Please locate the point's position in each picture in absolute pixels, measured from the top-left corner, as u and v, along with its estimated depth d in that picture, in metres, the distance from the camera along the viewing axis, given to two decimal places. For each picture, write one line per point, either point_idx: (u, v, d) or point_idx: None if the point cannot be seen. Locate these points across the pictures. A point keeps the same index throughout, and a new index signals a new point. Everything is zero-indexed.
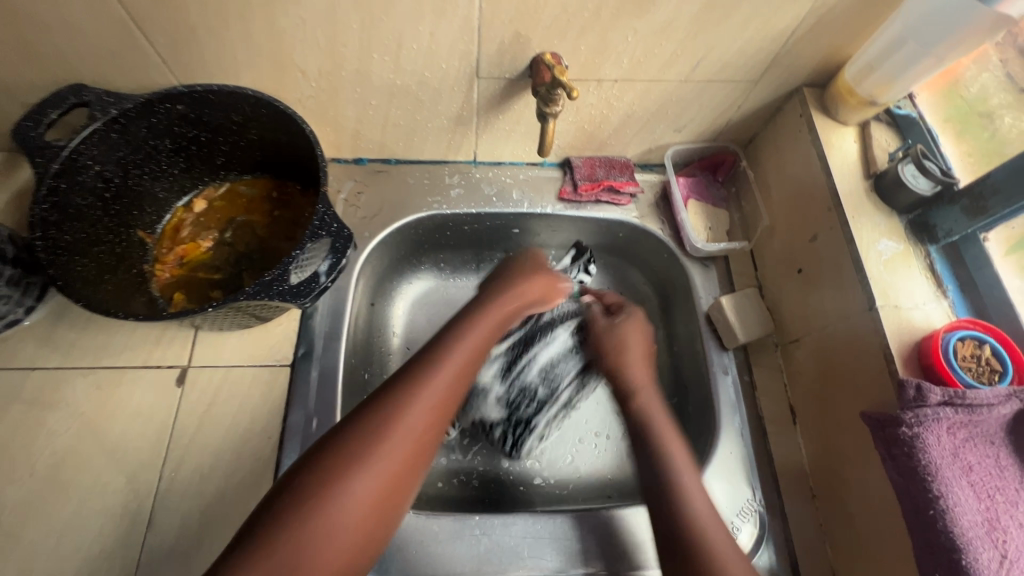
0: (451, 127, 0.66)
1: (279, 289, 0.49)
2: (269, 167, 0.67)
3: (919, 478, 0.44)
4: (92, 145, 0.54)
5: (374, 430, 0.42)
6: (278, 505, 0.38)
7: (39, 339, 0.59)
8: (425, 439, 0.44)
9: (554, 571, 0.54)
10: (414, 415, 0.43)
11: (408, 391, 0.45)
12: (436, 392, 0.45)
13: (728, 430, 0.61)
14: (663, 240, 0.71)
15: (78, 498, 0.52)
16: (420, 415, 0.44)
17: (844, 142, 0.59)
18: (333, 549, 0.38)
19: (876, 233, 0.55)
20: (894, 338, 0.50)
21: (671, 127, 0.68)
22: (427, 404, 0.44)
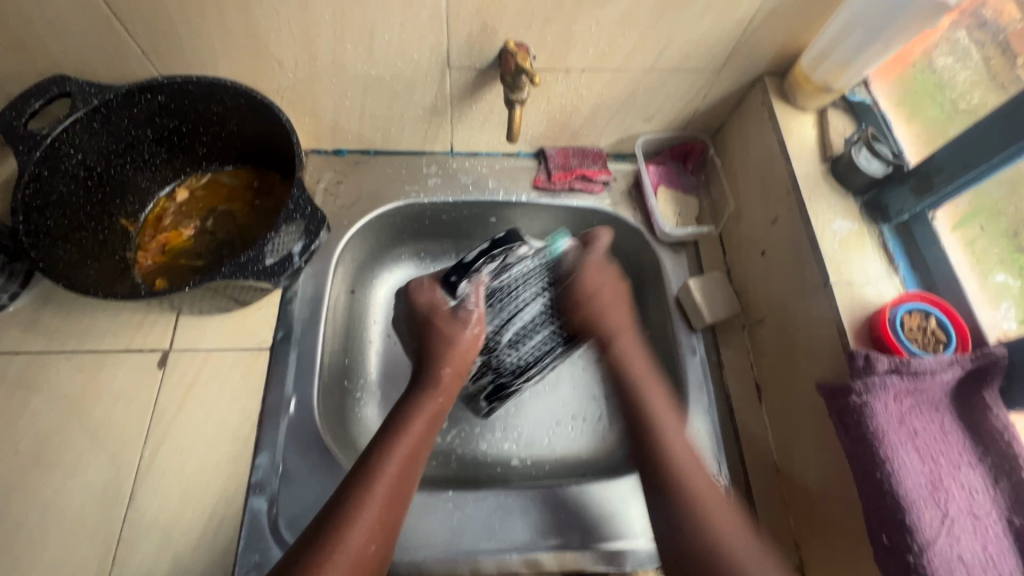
0: (426, 117, 0.68)
1: (253, 269, 0.51)
2: (250, 158, 0.69)
3: (867, 443, 0.46)
4: (75, 134, 0.55)
5: (358, 486, 0.47)
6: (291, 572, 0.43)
7: (25, 323, 0.60)
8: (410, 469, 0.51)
9: (525, 544, 0.55)
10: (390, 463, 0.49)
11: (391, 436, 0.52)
12: (412, 431, 0.52)
13: (695, 407, 0.63)
14: (635, 226, 0.73)
15: (61, 475, 0.54)
16: (403, 450, 0.51)
17: (803, 128, 0.62)
18: None
19: (833, 213, 0.57)
20: (846, 312, 0.52)
21: (640, 116, 0.70)
22: (400, 452, 0.50)
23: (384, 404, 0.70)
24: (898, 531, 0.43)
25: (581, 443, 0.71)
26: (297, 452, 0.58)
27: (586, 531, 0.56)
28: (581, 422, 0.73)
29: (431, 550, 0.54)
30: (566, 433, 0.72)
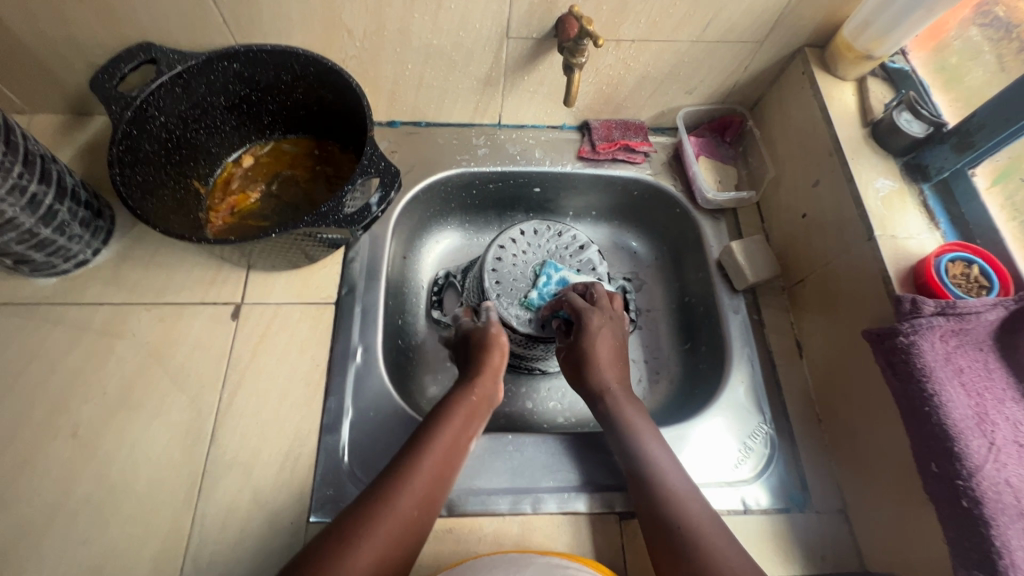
0: (480, 88, 0.72)
1: (335, 218, 0.54)
2: (312, 126, 0.73)
3: (915, 379, 0.48)
4: (159, 97, 0.59)
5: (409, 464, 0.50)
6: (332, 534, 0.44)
7: (107, 276, 0.64)
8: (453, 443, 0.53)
9: (582, 484, 0.59)
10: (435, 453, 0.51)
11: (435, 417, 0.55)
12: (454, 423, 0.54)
13: (739, 361, 0.66)
14: (676, 195, 0.77)
15: (146, 415, 0.57)
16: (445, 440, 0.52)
17: (844, 95, 0.65)
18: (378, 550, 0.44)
19: (875, 173, 0.60)
20: (892, 263, 0.54)
21: (683, 89, 0.74)
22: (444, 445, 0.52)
23: (435, 360, 0.75)
24: (947, 458, 0.46)
25: None
26: (364, 398, 0.61)
27: None
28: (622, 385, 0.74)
29: (494, 489, 0.57)
30: None
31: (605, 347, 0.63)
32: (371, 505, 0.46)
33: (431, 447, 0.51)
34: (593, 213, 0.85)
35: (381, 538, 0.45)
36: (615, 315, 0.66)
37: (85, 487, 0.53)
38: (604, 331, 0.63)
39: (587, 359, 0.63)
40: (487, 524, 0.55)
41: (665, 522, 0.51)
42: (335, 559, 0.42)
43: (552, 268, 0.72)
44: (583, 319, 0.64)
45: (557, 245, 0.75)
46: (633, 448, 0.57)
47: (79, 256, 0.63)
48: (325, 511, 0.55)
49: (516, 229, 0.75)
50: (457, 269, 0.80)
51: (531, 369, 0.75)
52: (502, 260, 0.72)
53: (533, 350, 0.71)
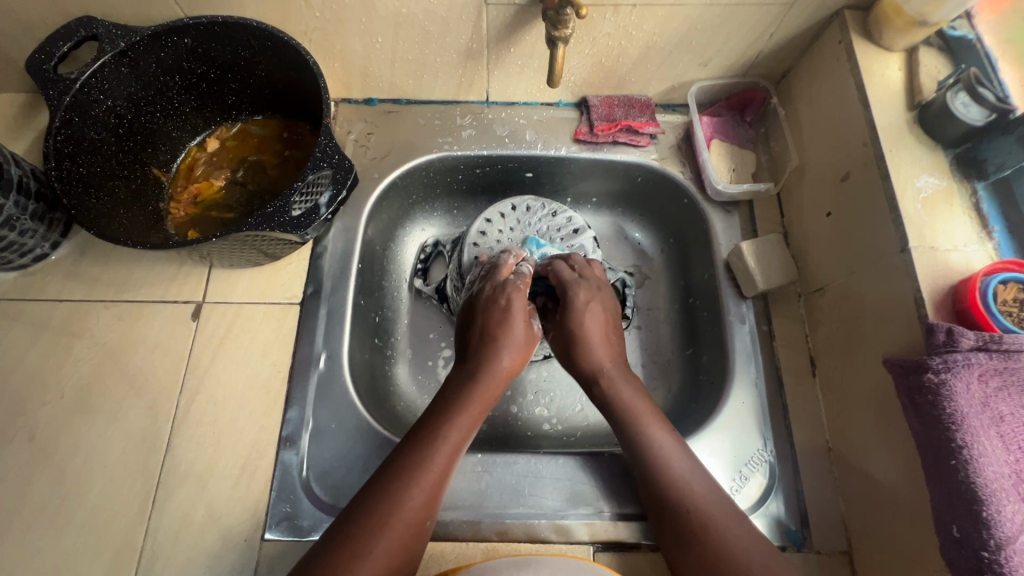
0: (461, 62, 0.64)
1: (280, 220, 0.49)
2: (279, 107, 0.67)
3: (942, 426, 0.41)
4: (104, 79, 0.54)
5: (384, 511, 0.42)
6: None
7: (66, 272, 0.61)
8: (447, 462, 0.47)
9: (554, 511, 0.54)
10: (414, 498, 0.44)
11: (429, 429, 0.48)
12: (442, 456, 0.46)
13: (742, 377, 0.59)
14: (683, 184, 0.68)
15: (102, 421, 0.55)
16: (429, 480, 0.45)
17: (888, 70, 0.54)
18: None
19: (917, 167, 0.50)
20: (927, 281, 0.46)
21: (695, 60, 0.64)
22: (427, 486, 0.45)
23: (415, 359, 0.69)
24: (972, 524, 0.39)
25: None
26: (327, 409, 0.57)
27: (614, 499, 0.55)
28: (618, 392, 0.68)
29: (457, 511, 0.54)
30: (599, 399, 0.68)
31: (595, 320, 0.57)
32: (354, 538, 0.41)
33: (406, 495, 0.44)
34: (594, 199, 0.76)
35: None
36: (602, 286, 0.60)
37: (41, 495, 0.52)
38: (592, 305, 0.58)
39: (580, 338, 0.56)
40: (448, 549, 0.52)
41: (672, 512, 0.47)
42: None
43: (534, 246, 0.66)
44: (568, 293, 0.58)
45: (545, 222, 0.69)
46: (643, 443, 0.50)
47: (36, 251, 0.60)
48: (280, 529, 0.52)
49: (507, 203, 0.69)
50: (449, 241, 0.74)
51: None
52: (485, 237, 0.66)
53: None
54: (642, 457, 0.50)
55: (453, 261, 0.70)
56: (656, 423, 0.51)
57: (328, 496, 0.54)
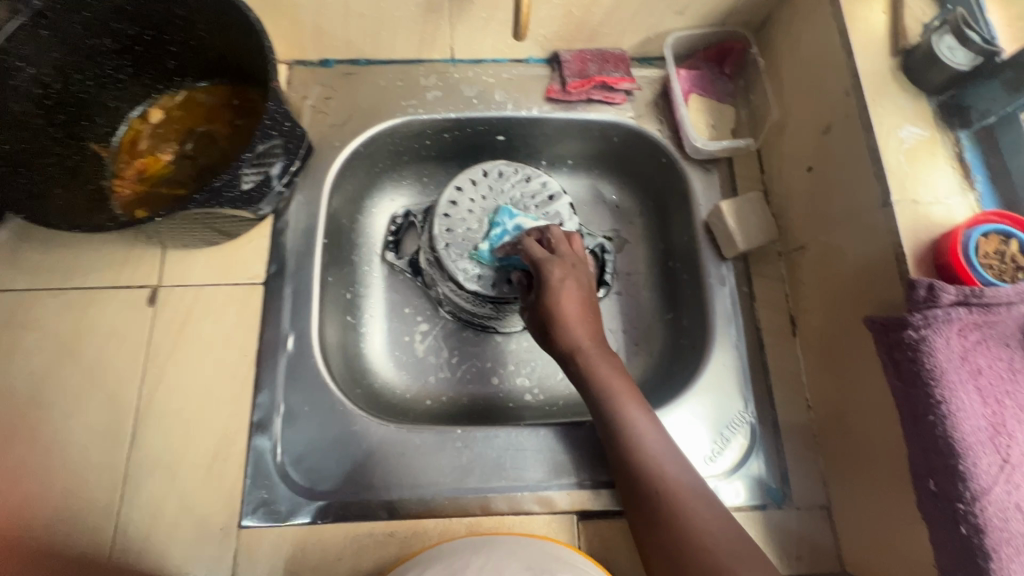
0: (422, 16, 0.59)
1: (230, 196, 0.46)
2: (225, 71, 0.61)
3: (921, 382, 0.41)
4: (19, 44, 0.49)
5: None
6: None
7: (6, 260, 0.57)
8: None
9: (537, 482, 0.54)
10: None
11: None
12: None
13: (723, 340, 0.58)
14: (661, 143, 0.65)
15: (60, 416, 0.52)
16: None
17: (872, 13, 0.51)
18: None
19: (900, 117, 0.48)
20: (909, 236, 0.44)
21: (671, 8, 0.60)
22: None
23: (390, 333, 0.67)
24: (948, 478, 0.39)
25: None
26: (299, 393, 0.55)
27: (598, 468, 0.54)
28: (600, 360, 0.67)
29: (442, 489, 0.53)
30: None
31: (571, 297, 0.55)
32: None
33: None
34: (570, 161, 0.72)
35: None
36: (580, 261, 0.58)
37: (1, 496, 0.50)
38: (568, 283, 0.55)
39: (554, 316, 0.55)
40: (431, 526, 0.51)
41: (641, 490, 0.47)
42: None
43: (507, 215, 0.63)
44: (542, 271, 0.56)
45: (518, 188, 0.65)
46: (617, 420, 0.50)
47: None
48: (258, 516, 0.51)
49: (479, 169, 0.66)
50: (420, 211, 0.70)
51: (493, 327, 0.67)
52: (456, 206, 0.63)
53: (483, 308, 0.64)
54: (616, 436, 0.50)
55: (425, 232, 0.66)
56: (631, 399, 0.51)
57: (306, 481, 0.53)
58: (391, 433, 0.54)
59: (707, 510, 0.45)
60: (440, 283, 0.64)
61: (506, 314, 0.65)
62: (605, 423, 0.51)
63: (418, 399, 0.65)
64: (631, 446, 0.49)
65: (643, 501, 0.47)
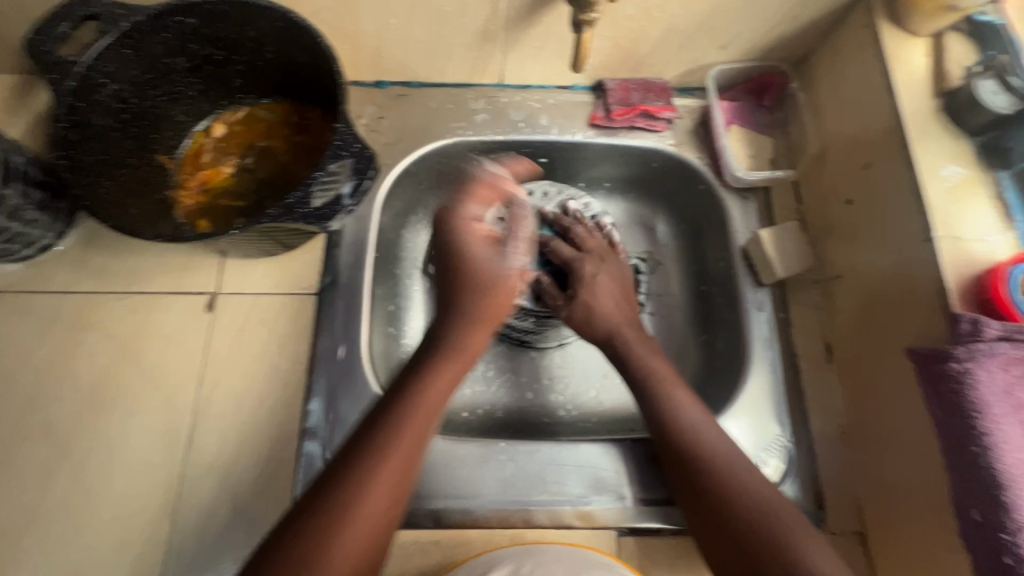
0: (477, 44, 0.62)
1: (302, 212, 0.48)
2: (286, 89, 0.65)
3: (965, 414, 0.42)
4: (107, 62, 0.52)
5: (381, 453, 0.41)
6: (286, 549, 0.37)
7: (73, 263, 0.59)
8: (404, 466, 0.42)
9: (577, 497, 0.55)
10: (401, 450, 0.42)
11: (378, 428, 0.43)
12: (417, 412, 0.44)
13: (759, 364, 0.60)
14: (701, 171, 0.67)
15: (121, 415, 0.55)
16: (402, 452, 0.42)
17: (914, 56, 0.54)
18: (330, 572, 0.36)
19: (942, 156, 0.50)
20: (951, 271, 0.46)
21: (715, 44, 0.63)
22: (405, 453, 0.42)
23: None
24: (991, 508, 0.40)
25: (631, 395, 0.68)
26: (349, 400, 0.57)
27: (638, 485, 0.55)
28: None
29: (485, 499, 0.54)
30: (613, 386, 0.68)
31: (607, 286, 0.61)
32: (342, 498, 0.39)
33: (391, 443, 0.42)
34: (607, 184, 0.74)
35: (347, 552, 0.38)
36: (606, 253, 0.65)
37: (62, 490, 0.52)
38: (599, 277, 0.62)
39: (592, 303, 0.60)
40: (475, 536, 0.53)
41: (682, 451, 0.48)
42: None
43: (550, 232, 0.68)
44: (575, 269, 0.63)
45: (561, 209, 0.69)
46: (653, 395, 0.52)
47: (41, 242, 0.58)
48: None
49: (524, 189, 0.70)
50: None
51: (530, 342, 0.68)
52: None
53: (526, 321, 0.66)
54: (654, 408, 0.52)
55: None
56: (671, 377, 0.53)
57: None
58: (436, 443, 0.56)
59: (768, 491, 0.44)
60: None
61: (546, 328, 0.67)
62: (644, 399, 0.53)
63: (455, 411, 0.66)
64: (670, 416, 0.50)
65: (689, 471, 0.47)
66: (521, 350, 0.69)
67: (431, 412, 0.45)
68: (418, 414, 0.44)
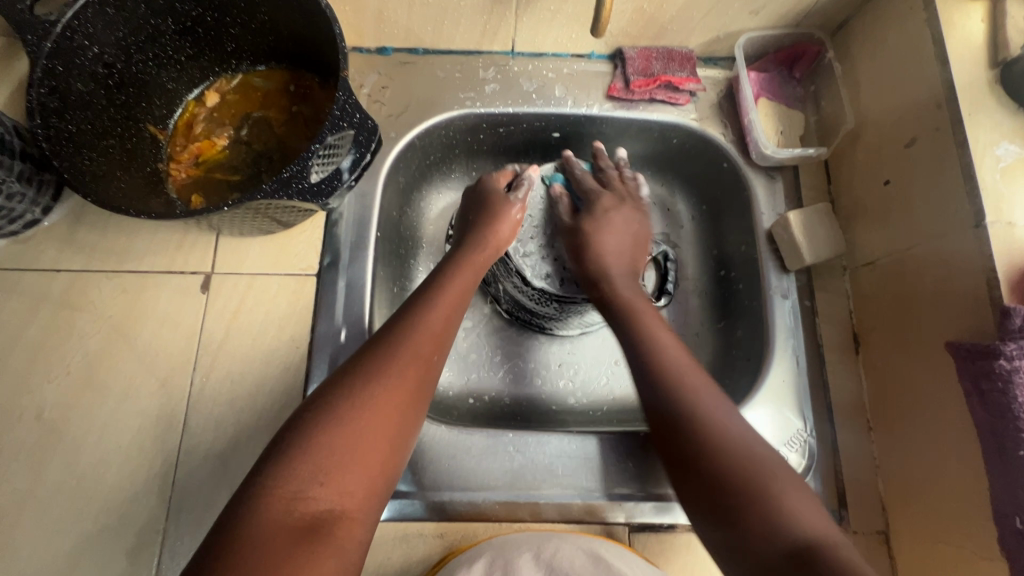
0: (487, 7, 0.57)
1: (298, 187, 0.45)
2: (282, 55, 0.60)
3: (1011, 416, 0.39)
4: (88, 23, 0.48)
5: (396, 344, 0.45)
6: (309, 416, 0.40)
7: (62, 240, 0.57)
8: (417, 374, 0.45)
9: (588, 491, 0.53)
10: (418, 343, 0.46)
11: (391, 338, 0.46)
12: (435, 320, 0.48)
13: (781, 355, 0.57)
14: (725, 148, 0.63)
15: (114, 399, 0.52)
16: (420, 346, 0.46)
17: (969, 22, 0.49)
18: (348, 434, 0.40)
19: (997, 133, 0.45)
20: (1002, 261, 0.42)
21: (746, 8, 0.58)
22: (417, 344, 0.46)
23: None
24: None
25: None
26: None
27: (651, 479, 0.53)
28: None
29: (492, 491, 0.52)
30: (625, 373, 0.66)
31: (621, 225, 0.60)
32: (360, 374, 0.43)
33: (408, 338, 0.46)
34: (623, 161, 0.70)
35: (366, 418, 0.41)
36: (630, 196, 0.62)
37: (54, 476, 0.50)
38: (613, 215, 0.60)
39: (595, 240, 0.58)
40: (481, 529, 0.51)
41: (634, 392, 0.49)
42: (311, 432, 0.39)
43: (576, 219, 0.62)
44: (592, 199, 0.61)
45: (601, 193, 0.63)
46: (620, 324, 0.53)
47: (27, 216, 0.55)
48: None
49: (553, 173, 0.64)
50: None
51: (541, 328, 0.65)
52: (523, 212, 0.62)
53: (546, 308, 0.61)
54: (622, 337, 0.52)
55: None
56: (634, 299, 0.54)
57: None
58: (443, 433, 0.54)
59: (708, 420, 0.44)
60: (503, 281, 0.62)
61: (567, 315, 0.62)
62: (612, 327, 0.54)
63: (461, 397, 0.63)
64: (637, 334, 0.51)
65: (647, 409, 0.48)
66: (532, 334, 0.67)
67: (445, 321, 0.49)
68: (435, 319, 0.48)
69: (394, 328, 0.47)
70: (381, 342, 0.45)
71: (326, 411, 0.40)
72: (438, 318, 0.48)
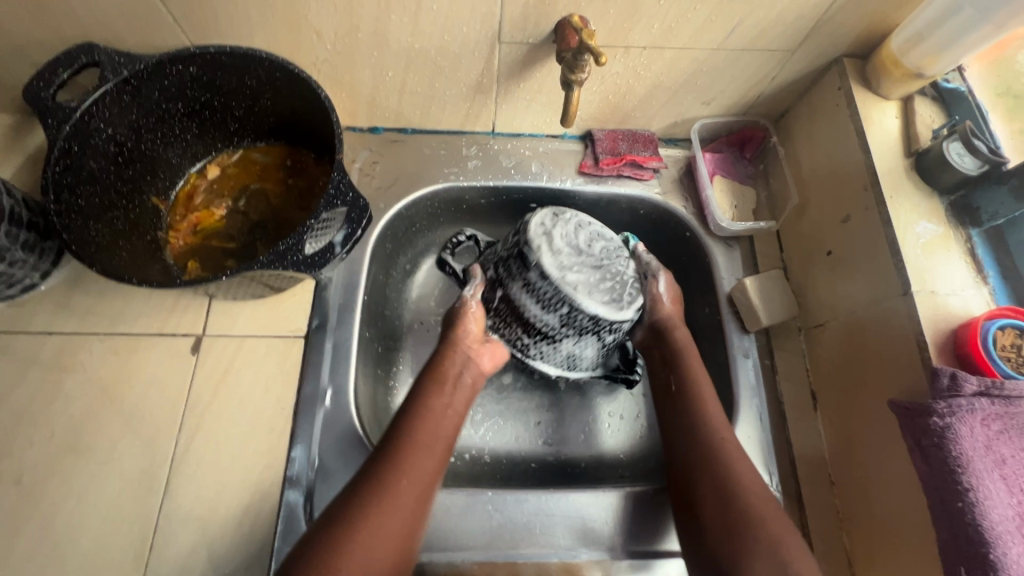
0: (470, 96, 0.64)
1: (293, 259, 0.49)
2: (282, 133, 0.66)
3: (948, 469, 0.42)
4: (105, 108, 0.52)
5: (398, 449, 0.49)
6: (324, 527, 0.44)
7: (57, 303, 0.59)
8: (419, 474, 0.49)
9: (565, 549, 0.54)
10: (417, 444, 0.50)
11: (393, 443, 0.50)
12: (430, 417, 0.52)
13: (746, 413, 0.60)
14: (685, 219, 0.69)
15: (97, 462, 0.53)
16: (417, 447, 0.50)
17: (884, 118, 0.57)
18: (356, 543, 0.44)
19: (916, 214, 0.52)
20: (928, 325, 0.48)
21: (699, 99, 0.65)
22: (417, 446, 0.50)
23: None
24: (979, 567, 0.40)
25: (619, 441, 0.67)
26: (332, 448, 0.56)
27: (630, 537, 0.55)
28: (619, 420, 0.69)
29: (469, 552, 0.53)
30: (602, 431, 0.68)
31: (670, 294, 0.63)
32: (364, 481, 0.47)
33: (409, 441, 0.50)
34: None
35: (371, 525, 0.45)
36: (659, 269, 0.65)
37: (28, 543, 0.50)
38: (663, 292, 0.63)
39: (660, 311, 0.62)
40: None
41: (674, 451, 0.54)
42: (325, 544, 0.43)
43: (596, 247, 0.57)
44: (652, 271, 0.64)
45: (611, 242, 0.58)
46: None
47: (25, 281, 0.57)
48: None
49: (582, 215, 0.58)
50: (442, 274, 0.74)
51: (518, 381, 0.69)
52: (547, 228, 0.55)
53: (550, 316, 0.55)
54: None
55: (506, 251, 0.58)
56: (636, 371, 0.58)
57: None
58: None
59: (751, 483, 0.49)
60: (513, 278, 0.56)
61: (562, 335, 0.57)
62: None
63: None
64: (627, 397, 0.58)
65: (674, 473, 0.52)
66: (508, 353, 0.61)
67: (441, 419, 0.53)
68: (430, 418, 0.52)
69: (398, 432, 0.51)
70: (383, 448, 0.49)
71: (335, 522, 0.44)
72: (436, 416, 0.53)
